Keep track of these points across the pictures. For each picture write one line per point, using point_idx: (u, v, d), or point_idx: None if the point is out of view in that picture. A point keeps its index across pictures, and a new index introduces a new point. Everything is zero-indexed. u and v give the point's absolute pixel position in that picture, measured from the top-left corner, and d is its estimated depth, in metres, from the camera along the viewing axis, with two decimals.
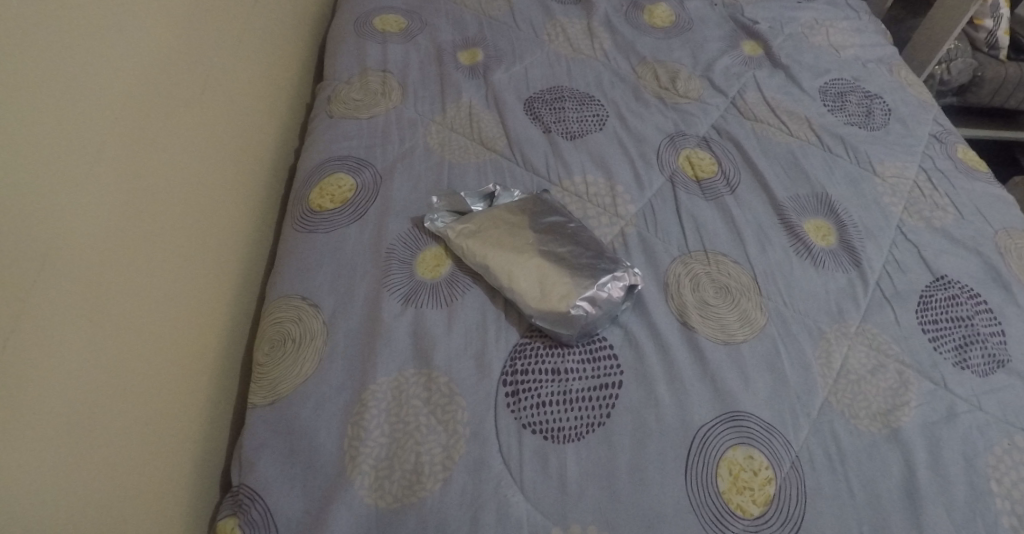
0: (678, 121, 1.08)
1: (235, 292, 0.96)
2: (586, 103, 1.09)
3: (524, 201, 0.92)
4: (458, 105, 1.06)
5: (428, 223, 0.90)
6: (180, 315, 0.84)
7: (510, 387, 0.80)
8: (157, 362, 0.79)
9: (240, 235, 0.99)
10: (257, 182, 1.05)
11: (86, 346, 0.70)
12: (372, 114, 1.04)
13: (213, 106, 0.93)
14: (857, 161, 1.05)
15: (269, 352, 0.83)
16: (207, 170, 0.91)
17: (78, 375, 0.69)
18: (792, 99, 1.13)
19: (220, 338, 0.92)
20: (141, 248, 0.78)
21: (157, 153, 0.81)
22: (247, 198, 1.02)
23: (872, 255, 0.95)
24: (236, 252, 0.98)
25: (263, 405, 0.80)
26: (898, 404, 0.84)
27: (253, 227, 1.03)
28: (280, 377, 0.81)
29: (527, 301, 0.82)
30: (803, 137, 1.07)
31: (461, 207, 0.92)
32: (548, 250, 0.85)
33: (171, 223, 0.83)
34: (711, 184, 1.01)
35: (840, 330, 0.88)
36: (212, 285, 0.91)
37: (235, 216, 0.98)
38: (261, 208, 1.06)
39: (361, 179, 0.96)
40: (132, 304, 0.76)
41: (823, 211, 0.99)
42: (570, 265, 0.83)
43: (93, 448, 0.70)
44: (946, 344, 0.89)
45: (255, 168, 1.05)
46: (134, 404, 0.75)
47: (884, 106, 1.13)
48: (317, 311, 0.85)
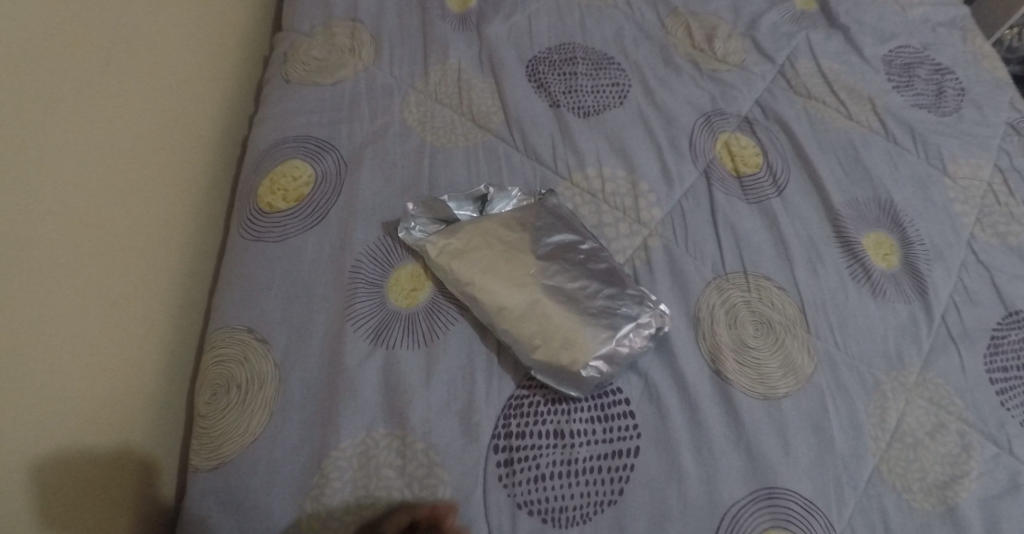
0: (716, 95, 0.87)
1: (183, 274, 0.80)
2: (603, 67, 0.88)
3: (527, 210, 0.74)
4: (444, 68, 0.86)
5: (403, 233, 0.72)
6: (113, 303, 0.68)
7: (504, 455, 0.66)
8: (150, 301, 0.73)
9: (186, 201, 0.81)
10: (206, 137, 0.87)
11: (70, 311, 0.63)
12: (338, 78, 0.84)
13: (148, 26, 0.76)
14: (926, 156, 0.86)
15: (210, 400, 0.67)
16: (135, 112, 0.73)
17: (75, 339, 0.63)
18: (852, 70, 0.91)
19: (168, 333, 0.76)
20: (103, 193, 0.67)
21: (53, 86, 0.62)
22: (193, 154, 0.83)
23: (939, 282, 0.79)
24: (181, 223, 0.80)
25: (209, 469, 0.65)
26: (958, 475, 0.71)
27: (202, 197, 0.84)
28: (227, 433, 0.66)
29: (527, 349, 0.66)
30: (865, 122, 0.87)
31: (446, 214, 0.73)
32: (555, 283, 0.68)
33: (149, 153, 0.75)
34: (754, 183, 0.81)
35: (898, 380, 0.74)
36: (153, 263, 0.74)
37: (178, 175, 0.80)
38: (212, 174, 0.87)
39: (321, 167, 0.77)
40: (49, 280, 0.60)
41: (885, 222, 0.81)
42: (584, 306, 0.67)
43: (96, 398, 0.65)
44: (1015, 399, 0.75)
45: (201, 118, 0.86)
46: (130, 350, 0.70)
47: (957, 83, 0.92)
48: (267, 348, 0.68)
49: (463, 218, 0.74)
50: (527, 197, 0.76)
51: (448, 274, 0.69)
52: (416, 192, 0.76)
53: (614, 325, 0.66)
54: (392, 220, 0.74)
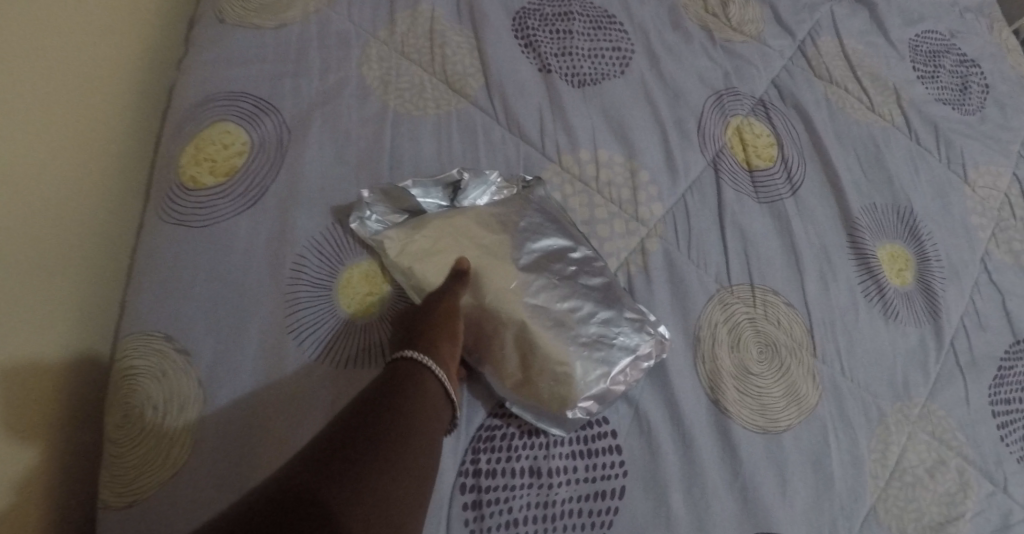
0: (729, 70, 0.76)
1: (83, 221, 0.61)
2: (603, 26, 0.75)
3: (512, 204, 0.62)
4: (415, 13, 0.71)
5: (356, 224, 0.60)
6: (21, 237, 0.53)
7: (471, 497, 0.56)
8: (92, 226, 0.62)
9: (88, 121, 0.62)
10: (120, 48, 0.67)
11: (12, 229, 0.52)
12: (283, 21, 0.69)
13: None
14: (947, 160, 0.78)
15: (118, 425, 0.53)
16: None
17: (19, 265, 0.52)
18: (876, 53, 0.81)
19: (64, 300, 0.58)
20: (41, 90, 0.56)
21: None
22: (99, 63, 0.64)
23: (952, 304, 0.72)
24: (80, 148, 0.61)
25: (118, 509, 0.52)
26: (954, 516, 0.66)
27: (113, 127, 0.66)
28: (138, 466, 0.53)
29: (505, 377, 0.56)
30: (887, 116, 0.78)
31: (410, 204, 0.62)
32: (540, 302, 0.57)
33: (91, 51, 0.63)
34: (767, 180, 0.71)
35: (902, 412, 0.68)
36: (42, 195, 0.56)
37: (76, 85, 0.60)
38: (129, 102, 0.68)
39: (260, 133, 0.63)
40: None
41: (902, 233, 0.73)
42: (574, 334, 0.57)
43: (41, 337, 0.55)
44: (1016, 434, 0.70)
45: (115, 22, 0.66)
46: (72, 282, 0.59)
47: (982, 79, 0.84)
48: (187, 361, 0.55)
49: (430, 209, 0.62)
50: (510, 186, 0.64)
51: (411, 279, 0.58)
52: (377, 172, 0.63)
53: (610, 359, 0.57)
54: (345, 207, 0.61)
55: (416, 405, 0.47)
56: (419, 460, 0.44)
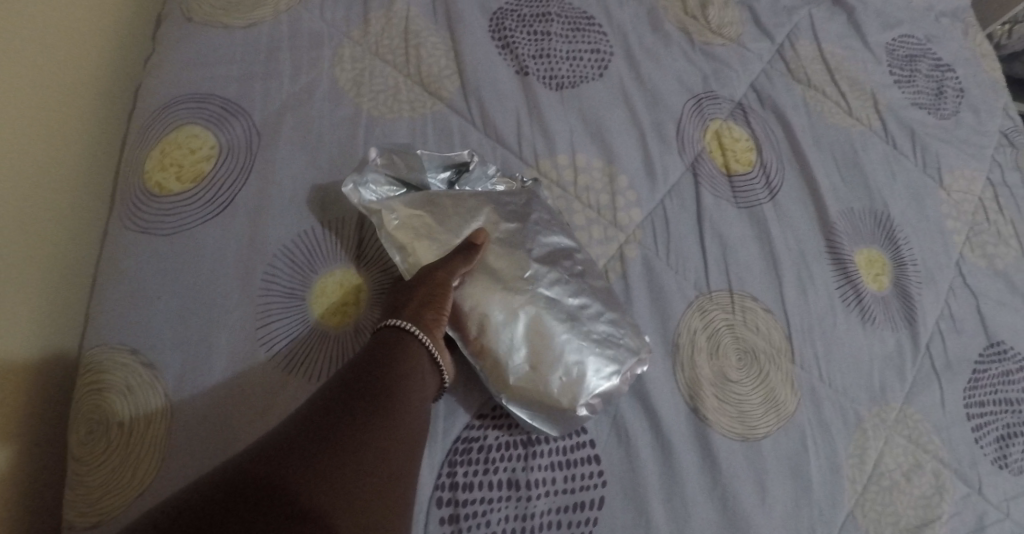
0: (708, 74, 0.75)
1: (46, 227, 0.59)
2: (581, 28, 0.74)
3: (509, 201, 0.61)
4: (389, 13, 0.70)
5: (353, 187, 0.58)
6: None
7: (449, 511, 0.55)
8: (55, 232, 0.60)
9: (47, 118, 0.59)
10: (83, 47, 0.64)
11: None
12: (253, 19, 0.66)
13: None
14: (923, 164, 0.78)
15: (83, 443, 0.51)
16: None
17: None
18: (854, 57, 0.81)
19: (23, 307, 0.55)
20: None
21: None
22: (57, 58, 0.60)
23: (928, 309, 0.73)
24: (38, 147, 0.58)
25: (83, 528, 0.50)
26: (930, 519, 0.67)
27: (74, 125, 0.62)
28: (104, 485, 0.51)
29: (506, 376, 0.55)
30: (865, 120, 0.78)
31: (409, 176, 0.61)
32: (552, 296, 0.57)
33: (52, 49, 0.60)
34: (746, 184, 0.71)
35: (880, 416, 0.68)
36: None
37: (31, 80, 0.57)
38: (92, 100, 0.65)
39: (228, 137, 0.61)
40: None
41: (879, 238, 0.73)
42: (586, 329, 0.56)
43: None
44: (988, 436, 0.71)
45: (77, 19, 0.64)
46: (34, 290, 0.56)
47: (956, 83, 0.84)
48: (153, 375, 0.53)
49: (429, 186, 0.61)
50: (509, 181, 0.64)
51: (408, 264, 0.57)
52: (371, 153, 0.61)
53: (619, 357, 0.57)
54: (332, 205, 0.60)
55: (391, 380, 0.48)
56: (382, 436, 0.44)
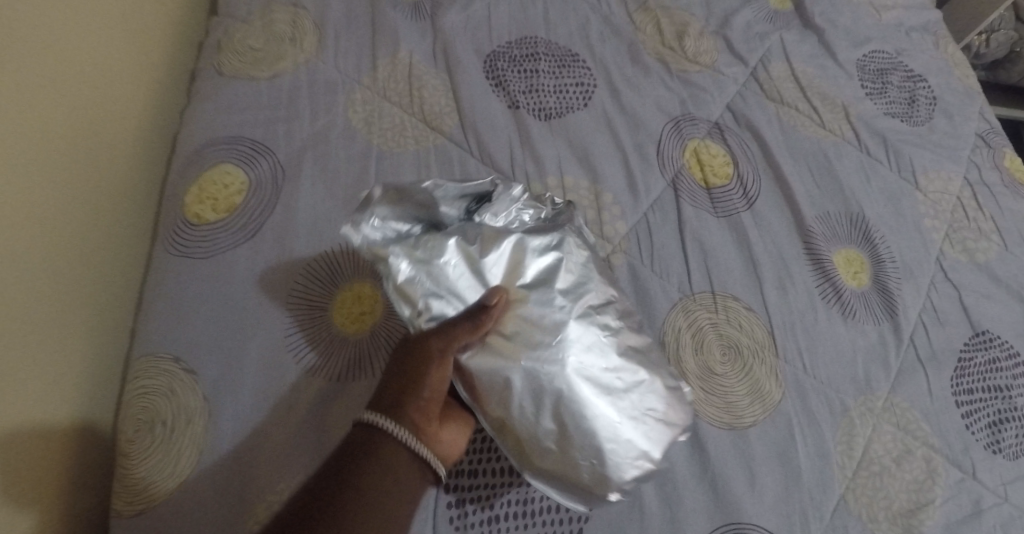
0: (686, 98, 0.82)
1: (110, 264, 0.70)
2: (567, 64, 0.82)
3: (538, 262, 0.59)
4: (394, 60, 0.79)
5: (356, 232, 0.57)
6: (58, 282, 0.62)
7: (456, 496, 0.61)
8: (116, 267, 0.71)
9: (98, 170, 0.69)
10: (133, 110, 0.76)
11: (51, 277, 0.61)
12: (277, 71, 0.76)
13: None
14: (897, 169, 0.83)
15: (132, 440, 0.59)
16: (41, 64, 0.61)
17: (57, 305, 0.62)
18: (826, 75, 0.87)
19: (74, 329, 0.64)
20: (80, 160, 0.66)
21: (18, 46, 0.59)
22: (116, 124, 0.73)
23: (909, 303, 0.77)
24: (96, 197, 0.68)
25: (129, 516, 0.58)
26: (923, 503, 0.70)
27: (120, 174, 0.73)
28: (150, 476, 0.58)
29: (530, 453, 0.56)
30: (838, 131, 0.84)
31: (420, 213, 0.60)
32: (590, 372, 0.56)
33: (115, 118, 0.73)
34: (724, 195, 0.77)
35: (866, 405, 0.72)
36: (53, 238, 0.62)
37: (101, 145, 0.70)
38: (134, 152, 0.75)
39: (256, 173, 0.70)
40: (34, 242, 0.59)
41: (855, 238, 0.78)
42: (625, 405, 0.57)
43: (72, 366, 0.63)
44: (979, 422, 0.74)
45: (132, 88, 0.76)
46: (97, 315, 0.67)
47: (929, 92, 0.90)
48: (193, 379, 0.61)
49: (440, 218, 0.62)
50: (537, 207, 0.64)
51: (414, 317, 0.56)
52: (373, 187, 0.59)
53: (655, 437, 0.57)
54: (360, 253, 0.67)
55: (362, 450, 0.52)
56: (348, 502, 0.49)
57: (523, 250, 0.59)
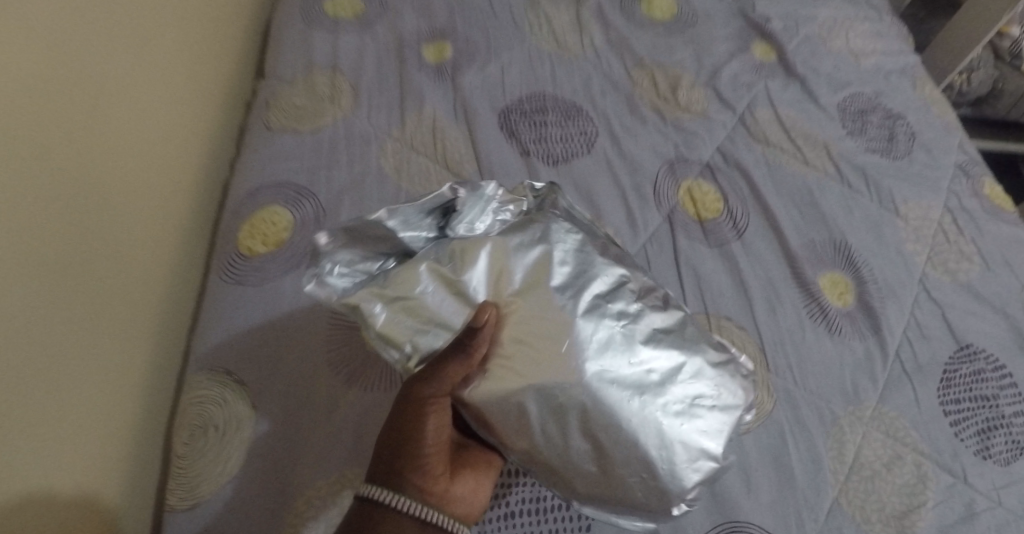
0: (679, 143, 0.92)
1: (177, 288, 0.82)
2: (572, 116, 0.93)
3: (521, 264, 0.62)
4: (420, 116, 0.90)
5: (318, 286, 0.63)
6: (138, 303, 0.74)
7: None
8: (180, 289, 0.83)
9: (162, 210, 0.80)
10: (197, 158, 0.89)
11: (133, 298, 0.73)
12: (318, 125, 0.88)
13: (181, 52, 0.86)
14: (879, 199, 0.91)
15: (188, 443, 0.68)
16: (132, 129, 0.75)
17: (136, 322, 0.73)
18: (809, 118, 0.97)
19: (134, 345, 0.73)
20: (157, 203, 0.79)
21: (117, 118, 0.72)
22: (186, 170, 0.86)
23: (893, 320, 0.83)
24: (169, 232, 0.81)
25: (181, 510, 0.65)
26: (915, 505, 0.74)
27: (178, 218, 0.83)
28: (202, 474, 0.67)
29: (570, 475, 0.60)
30: (820, 168, 0.92)
31: (381, 246, 0.65)
32: (616, 377, 0.59)
33: (184, 164, 0.85)
34: (715, 227, 0.86)
35: (855, 415, 0.77)
36: (121, 268, 0.71)
37: (174, 189, 0.83)
38: (189, 199, 0.86)
39: (300, 213, 0.81)
40: (123, 272, 0.71)
41: (840, 263, 0.85)
42: (668, 405, 0.59)
43: (145, 372, 0.74)
44: (968, 429, 0.79)
45: (197, 139, 0.89)
46: (165, 329, 0.79)
47: (908, 128, 0.98)
48: (243, 390, 0.70)
49: (408, 245, 0.66)
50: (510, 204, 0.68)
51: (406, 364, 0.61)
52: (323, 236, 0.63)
53: (706, 423, 0.60)
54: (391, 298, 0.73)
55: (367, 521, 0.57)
56: None
57: (500, 254, 0.63)
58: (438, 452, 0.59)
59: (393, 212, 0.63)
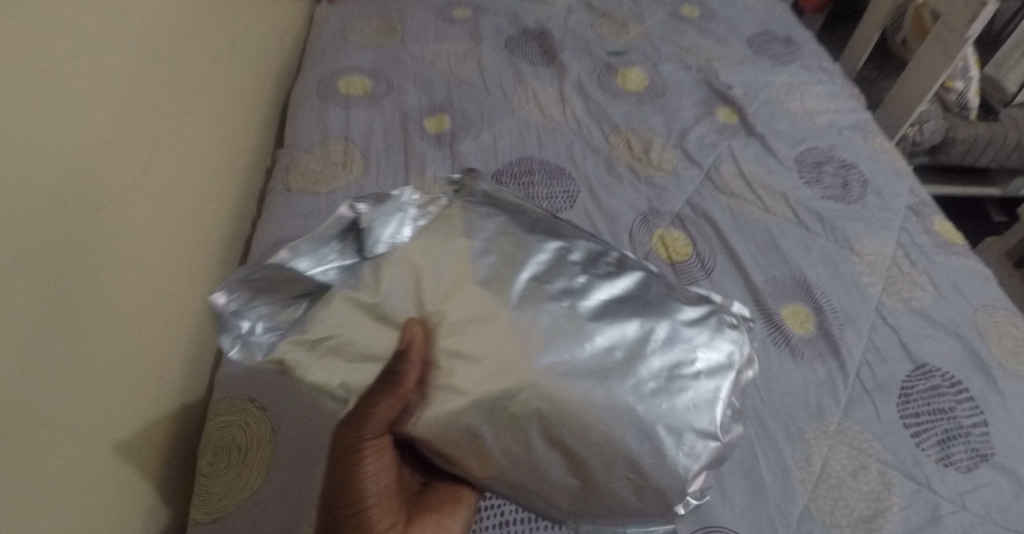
0: (652, 197, 1.03)
1: (187, 326, 0.90)
2: (556, 177, 1.05)
3: (438, 268, 0.65)
4: (422, 178, 1.03)
5: (240, 349, 0.68)
6: (143, 340, 0.82)
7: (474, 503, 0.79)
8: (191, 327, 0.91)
9: (175, 259, 0.89)
10: (215, 212, 1.00)
11: (139, 335, 0.81)
12: (333, 188, 1.01)
13: (203, 122, 0.97)
14: (834, 239, 1.01)
15: (212, 461, 0.77)
16: (149, 188, 0.84)
17: (143, 356, 0.81)
18: (768, 171, 1.08)
19: (131, 390, 0.79)
20: (170, 252, 0.88)
21: (131, 177, 0.81)
22: (202, 222, 0.96)
23: (852, 344, 0.91)
24: (180, 276, 0.90)
25: (206, 521, 0.74)
26: (881, 509, 0.79)
27: (179, 271, 0.90)
28: (225, 489, 0.75)
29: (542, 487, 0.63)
30: (780, 213, 1.03)
31: (290, 291, 0.69)
32: (570, 366, 0.61)
33: (200, 217, 0.96)
34: (685, 267, 0.96)
35: (821, 429, 0.84)
36: (113, 324, 0.77)
37: (187, 238, 0.92)
38: (194, 252, 0.93)
39: None
40: (132, 312, 0.80)
41: (800, 295, 0.95)
42: (642, 385, 0.62)
43: (151, 402, 0.82)
44: (928, 440, 0.85)
45: (215, 196, 1.00)
46: (174, 363, 0.87)
47: (860, 176, 1.09)
48: (263, 414, 0.78)
49: (322, 279, 0.69)
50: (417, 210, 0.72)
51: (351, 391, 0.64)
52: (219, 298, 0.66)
53: (689, 388, 0.63)
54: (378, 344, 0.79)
55: None
56: None
57: (414, 261, 0.66)
58: (381, 499, 0.68)
59: (293, 252, 0.68)
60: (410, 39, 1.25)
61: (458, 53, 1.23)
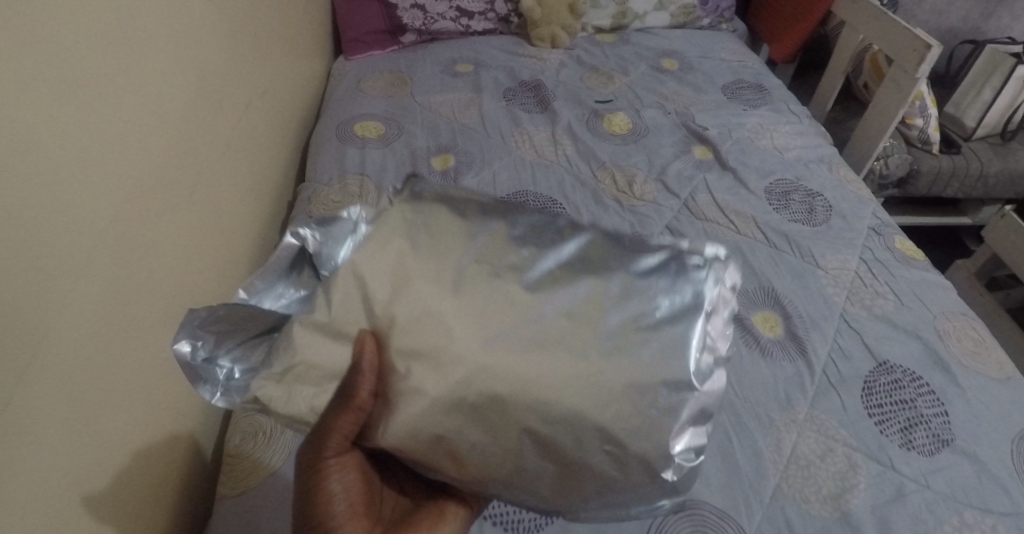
0: (635, 222, 1.15)
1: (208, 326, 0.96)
2: (549, 206, 1.17)
3: (371, 262, 0.68)
4: None
5: (221, 394, 0.70)
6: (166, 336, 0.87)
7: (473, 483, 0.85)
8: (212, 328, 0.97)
9: (202, 265, 0.95)
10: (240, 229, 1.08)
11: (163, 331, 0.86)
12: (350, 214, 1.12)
13: (234, 151, 1.06)
14: (801, 256, 1.11)
15: (239, 444, 0.86)
16: (178, 198, 0.90)
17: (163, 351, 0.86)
18: (740, 199, 1.20)
19: (127, 402, 0.79)
20: (196, 257, 0.94)
21: (162, 184, 0.87)
22: (225, 235, 1.03)
23: (818, 345, 1.00)
24: (204, 281, 0.96)
25: (232, 495, 0.82)
26: (848, 487, 0.86)
27: (184, 287, 0.91)
28: (251, 467, 0.84)
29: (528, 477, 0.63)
30: (750, 234, 1.14)
31: (253, 327, 0.72)
32: (506, 336, 0.63)
33: (224, 230, 1.02)
34: None
35: (790, 418, 0.92)
36: (142, 316, 0.83)
37: (211, 246, 0.98)
38: (203, 271, 0.96)
39: None
40: (158, 309, 0.85)
41: (769, 304, 1.05)
42: (599, 343, 0.63)
43: (171, 394, 0.88)
44: (892, 427, 0.92)
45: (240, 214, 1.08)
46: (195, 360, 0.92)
47: (825, 203, 1.21)
48: None
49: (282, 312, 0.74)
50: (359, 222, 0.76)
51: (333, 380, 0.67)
52: (184, 348, 0.68)
53: (650, 340, 0.64)
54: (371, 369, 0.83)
55: None
56: None
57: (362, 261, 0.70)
58: (352, 515, 0.68)
59: (250, 289, 0.73)
60: (419, 92, 1.40)
61: (461, 102, 1.38)
